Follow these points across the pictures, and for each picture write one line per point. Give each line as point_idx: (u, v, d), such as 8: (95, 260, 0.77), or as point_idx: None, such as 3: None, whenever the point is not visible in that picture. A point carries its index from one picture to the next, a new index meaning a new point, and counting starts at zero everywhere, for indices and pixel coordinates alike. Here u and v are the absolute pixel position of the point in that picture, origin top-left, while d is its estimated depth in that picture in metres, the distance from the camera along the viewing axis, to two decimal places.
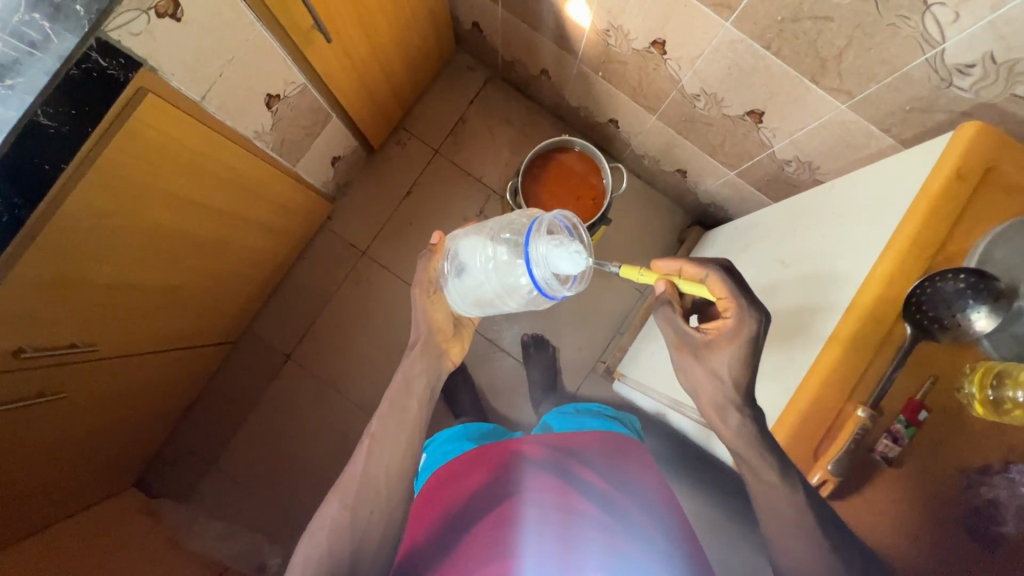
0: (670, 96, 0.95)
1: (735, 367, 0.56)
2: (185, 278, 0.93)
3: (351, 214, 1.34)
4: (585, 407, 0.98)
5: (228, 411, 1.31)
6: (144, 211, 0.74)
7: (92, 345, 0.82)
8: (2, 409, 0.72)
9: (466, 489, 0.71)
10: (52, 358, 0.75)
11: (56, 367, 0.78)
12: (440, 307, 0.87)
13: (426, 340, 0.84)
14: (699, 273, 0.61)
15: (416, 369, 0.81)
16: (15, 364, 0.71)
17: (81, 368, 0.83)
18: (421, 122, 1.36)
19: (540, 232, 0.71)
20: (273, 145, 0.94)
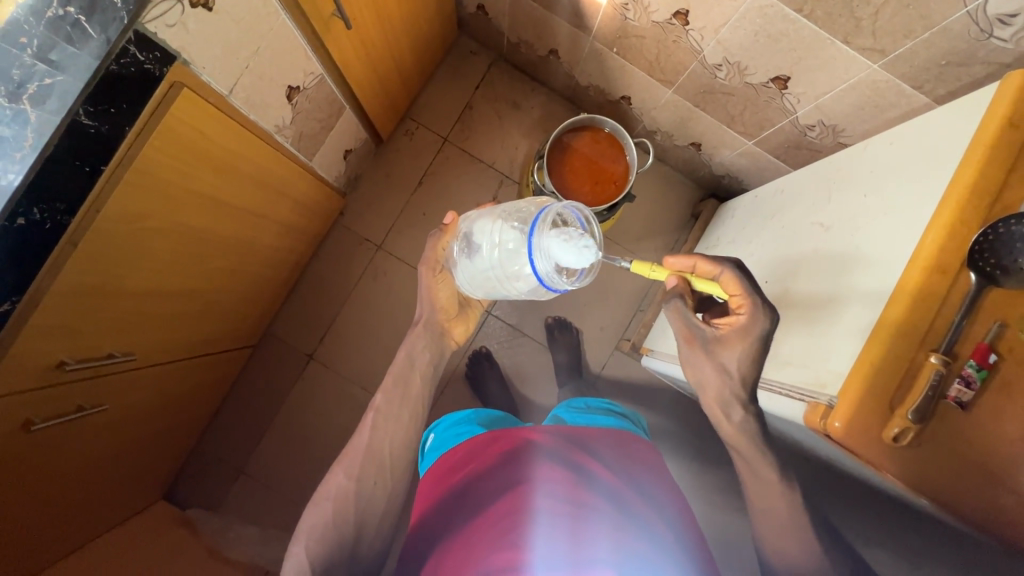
0: (690, 68, 0.95)
1: (744, 362, 0.67)
2: (210, 281, 0.91)
3: (363, 209, 1.32)
4: (594, 400, 0.93)
5: (253, 416, 1.29)
6: (176, 214, 0.72)
7: (129, 354, 0.80)
8: (51, 424, 0.71)
9: (475, 471, 0.69)
10: (92, 369, 0.73)
11: (96, 379, 0.76)
12: (445, 286, 0.84)
13: (428, 320, 0.82)
14: (715, 273, 0.70)
15: (422, 350, 0.80)
16: (58, 378, 0.69)
17: (117, 378, 0.81)
18: (428, 111, 1.34)
19: (546, 224, 0.67)
20: (292, 139, 0.92)
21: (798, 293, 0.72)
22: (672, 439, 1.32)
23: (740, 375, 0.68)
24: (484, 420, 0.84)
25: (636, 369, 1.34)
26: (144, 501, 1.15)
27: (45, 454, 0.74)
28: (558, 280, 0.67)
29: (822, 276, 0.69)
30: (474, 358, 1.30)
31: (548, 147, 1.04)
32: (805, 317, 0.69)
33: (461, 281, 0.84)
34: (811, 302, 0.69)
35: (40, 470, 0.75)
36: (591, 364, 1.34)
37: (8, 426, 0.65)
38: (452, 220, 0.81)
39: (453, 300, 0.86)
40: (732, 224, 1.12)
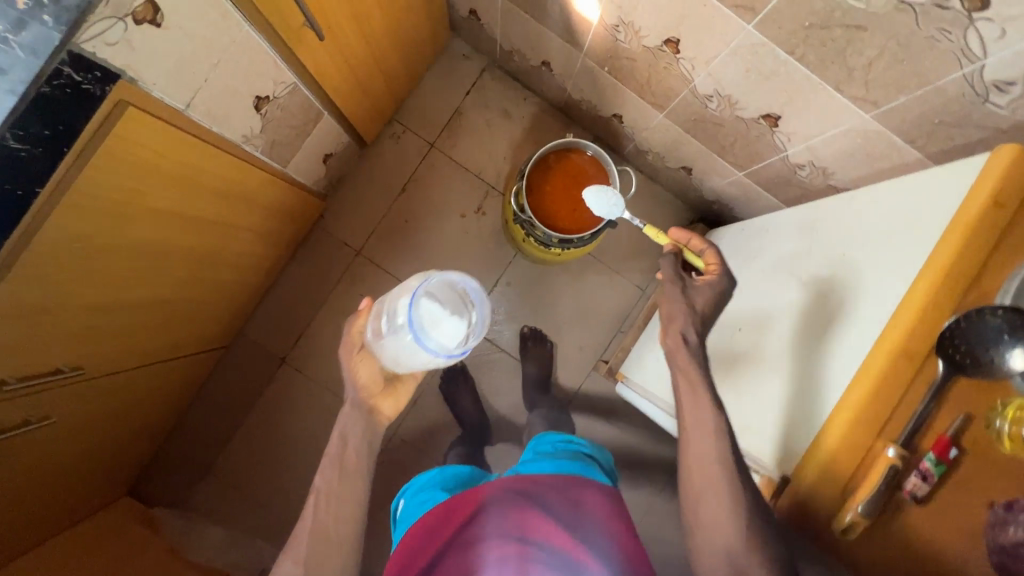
0: (681, 95, 0.91)
1: (706, 304, 0.68)
2: (172, 292, 0.88)
3: (344, 213, 1.29)
4: (566, 438, 0.85)
5: (222, 416, 1.28)
6: (127, 230, 0.69)
7: (78, 368, 0.78)
8: None
9: (431, 559, 0.65)
10: (37, 386, 0.72)
11: (42, 394, 0.74)
12: (365, 367, 0.80)
13: (353, 401, 0.78)
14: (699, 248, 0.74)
15: (354, 427, 0.77)
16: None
17: (68, 390, 0.79)
18: (416, 115, 1.30)
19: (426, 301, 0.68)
20: (263, 147, 0.89)
21: (769, 365, 0.66)
22: (644, 462, 1.32)
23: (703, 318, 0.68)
24: (449, 482, 0.80)
25: (613, 390, 1.32)
26: (107, 498, 1.14)
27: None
28: (452, 348, 0.68)
29: (798, 356, 0.62)
30: (449, 371, 1.28)
31: (530, 167, 1.00)
32: (776, 402, 0.63)
33: (376, 361, 0.80)
34: (785, 387, 0.63)
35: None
36: (568, 383, 1.32)
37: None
38: (367, 305, 0.79)
39: (384, 375, 0.81)
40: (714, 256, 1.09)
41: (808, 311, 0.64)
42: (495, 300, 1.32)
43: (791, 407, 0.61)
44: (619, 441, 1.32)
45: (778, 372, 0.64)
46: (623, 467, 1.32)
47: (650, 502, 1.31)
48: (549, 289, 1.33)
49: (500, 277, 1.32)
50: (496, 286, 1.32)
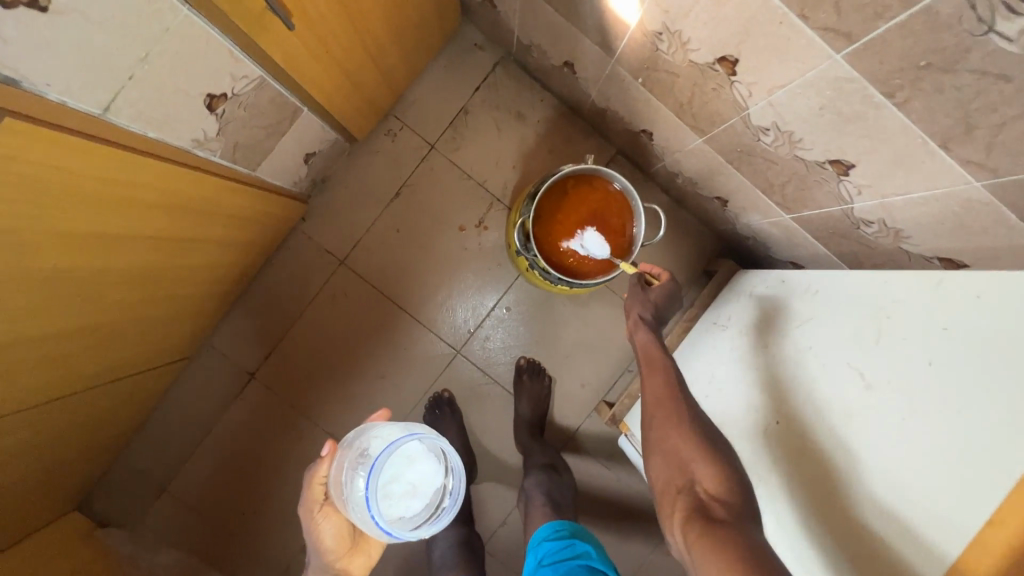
0: (728, 123, 0.76)
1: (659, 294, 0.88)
2: (107, 316, 0.75)
3: (330, 216, 1.15)
4: (568, 546, 0.80)
5: (184, 431, 1.16)
6: (34, 260, 0.56)
7: None
8: None
9: None
10: None
11: None
12: (330, 527, 0.76)
13: (318, 566, 0.76)
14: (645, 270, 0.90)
15: None
16: None
17: None
18: (417, 111, 1.15)
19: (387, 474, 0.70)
20: (222, 151, 0.75)
21: (798, 492, 0.67)
22: (642, 514, 1.20)
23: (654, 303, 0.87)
24: None
25: (614, 434, 1.19)
26: (53, 516, 1.04)
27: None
28: (412, 526, 0.71)
29: (832, 503, 0.63)
30: (435, 402, 1.15)
31: (545, 189, 0.88)
32: (798, 535, 0.66)
33: (343, 522, 0.78)
34: (813, 529, 0.64)
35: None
36: (565, 423, 1.19)
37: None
38: (330, 451, 0.72)
39: (349, 532, 0.79)
40: (737, 303, 0.96)
41: (863, 439, 0.60)
42: (491, 325, 1.18)
43: (814, 552, 0.63)
44: (617, 490, 1.19)
45: (809, 510, 0.65)
46: (618, 518, 1.20)
47: (644, 557, 1.19)
48: (552, 317, 1.19)
49: (499, 301, 1.18)
50: (492, 309, 1.18)
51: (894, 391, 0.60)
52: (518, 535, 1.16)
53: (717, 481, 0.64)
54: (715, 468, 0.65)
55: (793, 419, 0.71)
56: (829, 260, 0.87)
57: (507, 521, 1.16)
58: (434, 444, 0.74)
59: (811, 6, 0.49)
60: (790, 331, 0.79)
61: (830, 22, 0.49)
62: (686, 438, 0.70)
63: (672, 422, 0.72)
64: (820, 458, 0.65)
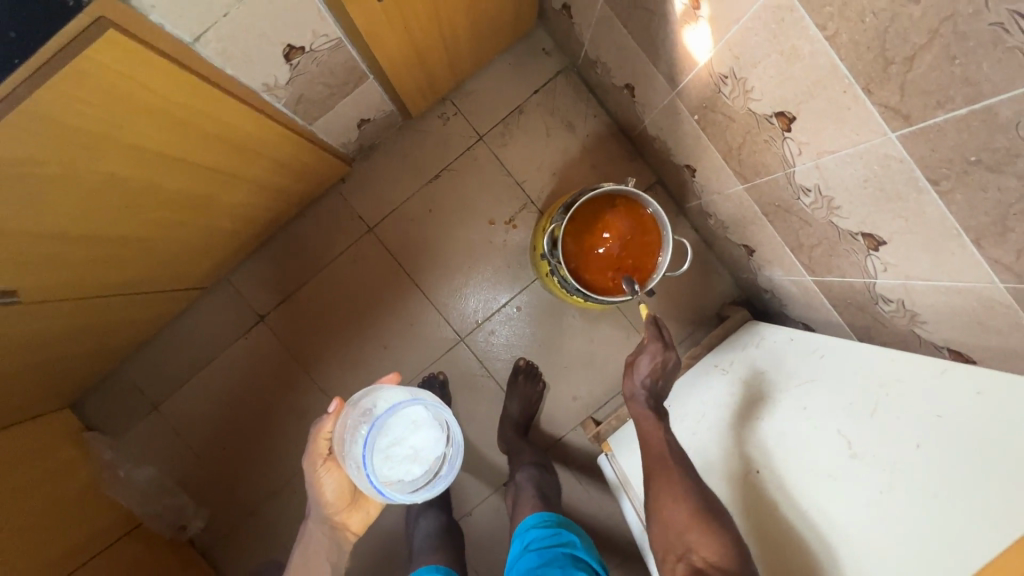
0: (772, 176, 0.77)
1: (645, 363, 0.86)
2: (146, 231, 0.79)
3: (368, 183, 1.19)
4: (561, 537, 0.80)
5: (186, 357, 1.20)
6: (100, 165, 0.60)
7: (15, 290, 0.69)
8: None
9: None
10: None
11: None
12: (331, 483, 0.81)
13: (318, 519, 0.82)
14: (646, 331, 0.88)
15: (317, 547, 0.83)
16: None
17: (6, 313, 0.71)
18: (474, 100, 1.18)
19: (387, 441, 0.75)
20: (287, 100, 0.78)
21: (767, 541, 0.71)
22: (605, 538, 1.21)
23: (640, 376, 0.86)
24: None
25: (594, 454, 1.21)
26: (48, 410, 1.08)
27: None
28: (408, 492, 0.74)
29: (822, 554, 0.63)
30: (428, 382, 1.17)
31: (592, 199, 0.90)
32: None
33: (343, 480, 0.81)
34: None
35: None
36: (550, 431, 1.21)
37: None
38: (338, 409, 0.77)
39: (347, 493, 0.83)
40: (740, 351, 0.98)
41: (859, 498, 0.62)
42: (499, 322, 1.21)
43: None
44: (585, 508, 1.21)
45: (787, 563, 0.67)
46: None
47: None
48: (559, 327, 1.21)
49: (511, 300, 1.20)
50: (502, 308, 1.20)
51: (877, 468, 0.62)
52: (481, 531, 1.18)
53: (714, 548, 0.67)
54: (712, 538, 0.68)
55: (771, 474, 0.74)
56: (842, 327, 0.88)
57: (473, 512, 1.18)
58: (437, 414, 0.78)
59: (877, 82, 0.51)
60: (784, 386, 0.80)
61: (891, 100, 0.50)
62: (680, 506, 0.72)
63: (668, 488, 0.74)
64: (792, 516, 0.69)
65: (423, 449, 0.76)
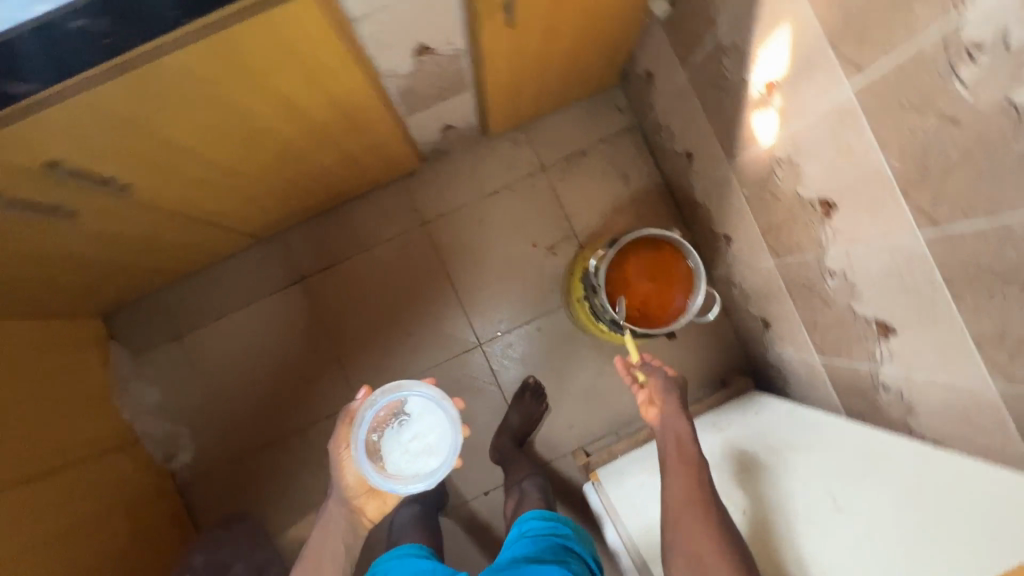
0: (804, 256, 0.86)
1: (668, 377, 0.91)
2: (244, 168, 0.88)
3: (432, 183, 1.29)
4: (558, 529, 0.82)
5: (221, 297, 1.26)
6: (244, 98, 0.69)
7: (129, 189, 0.78)
8: (18, 205, 0.69)
9: None
10: (86, 184, 0.71)
11: (86, 193, 0.73)
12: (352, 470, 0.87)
13: (339, 498, 0.88)
14: (646, 367, 0.92)
15: (335, 523, 0.88)
16: (50, 176, 0.67)
17: (110, 204, 0.79)
18: (544, 135, 1.30)
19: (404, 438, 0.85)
20: (398, 90, 0.89)
21: None
22: None
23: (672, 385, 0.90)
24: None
25: (577, 486, 1.24)
26: (82, 317, 1.15)
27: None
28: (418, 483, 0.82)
29: None
30: None
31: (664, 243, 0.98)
32: None
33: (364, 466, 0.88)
34: None
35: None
36: (540, 453, 1.24)
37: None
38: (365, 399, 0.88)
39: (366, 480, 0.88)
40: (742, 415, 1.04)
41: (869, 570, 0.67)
42: (518, 337, 1.27)
43: None
44: None
45: None
46: None
47: None
48: (573, 356, 1.27)
49: (534, 320, 1.27)
50: (525, 325, 1.27)
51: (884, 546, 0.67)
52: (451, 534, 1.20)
53: None
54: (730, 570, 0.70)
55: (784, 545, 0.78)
56: (840, 410, 0.94)
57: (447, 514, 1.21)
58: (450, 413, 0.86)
59: (915, 186, 0.60)
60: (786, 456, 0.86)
61: (923, 204, 0.60)
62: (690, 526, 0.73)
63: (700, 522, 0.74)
64: None
65: (438, 445, 0.85)
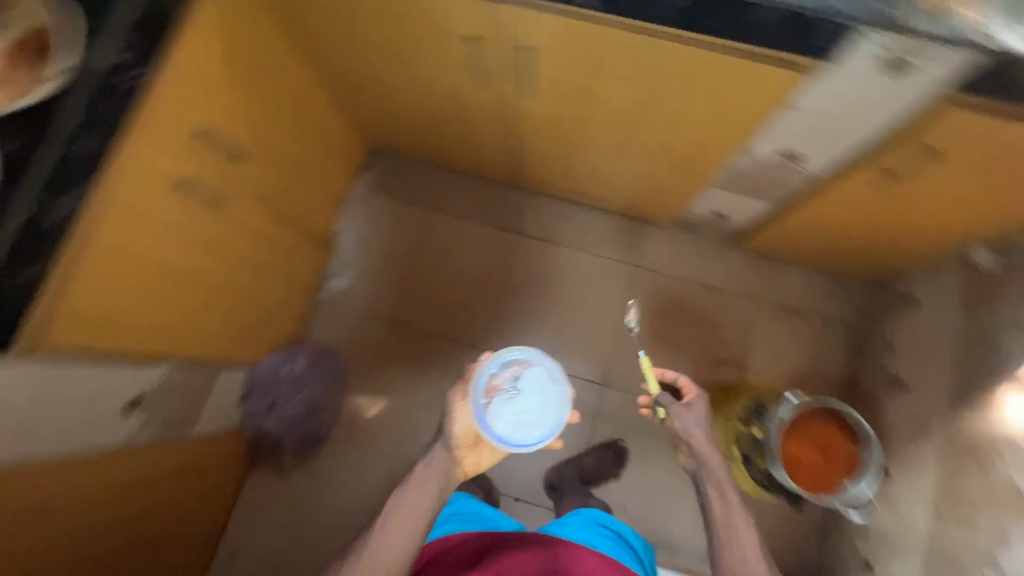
0: (968, 537, 0.84)
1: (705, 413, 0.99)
2: (587, 135, 1.05)
3: (662, 243, 1.42)
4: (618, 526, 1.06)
5: (453, 200, 1.45)
6: (663, 95, 0.85)
7: (524, 92, 0.96)
8: (469, 54, 0.89)
9: None
10: (515, 69, 0.90)
11: (506, 74, 0.92)
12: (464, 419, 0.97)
13: (447, 443, 0.97)
14: (678, 413, 0.98)
15: (438, 465, 0.95)
16: (510, 51, 0.85)
17: (502, 92, 0.98)
18: (774, 277, 1.40)
19: (514, 404, 0.92)
20: (736, 167, 1.02)
21: None
22: None
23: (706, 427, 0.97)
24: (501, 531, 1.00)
25: None
26: (359, 137, 1.36)
27: (438, 57, 0.92)
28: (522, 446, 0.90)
29: None
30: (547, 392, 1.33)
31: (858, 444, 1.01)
32: None
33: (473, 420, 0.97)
34: None
35: (418, 55, 0.93)
36: None
37: (464, 29, 0.82)
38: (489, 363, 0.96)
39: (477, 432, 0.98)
40: None
41: None
42: (636, 404, 1.34)
43: None
44: None
45: None
46: None
47: None
48: (665, 455, 1.32)
49: None
50: (648, 399, 1.34)
51: None
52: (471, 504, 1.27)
53: None
54: None
55: None
56: None
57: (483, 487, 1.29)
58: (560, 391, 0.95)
59: None
60: None
61: None
62: None
63: None
64: None
65: (544, 415, 0.92)
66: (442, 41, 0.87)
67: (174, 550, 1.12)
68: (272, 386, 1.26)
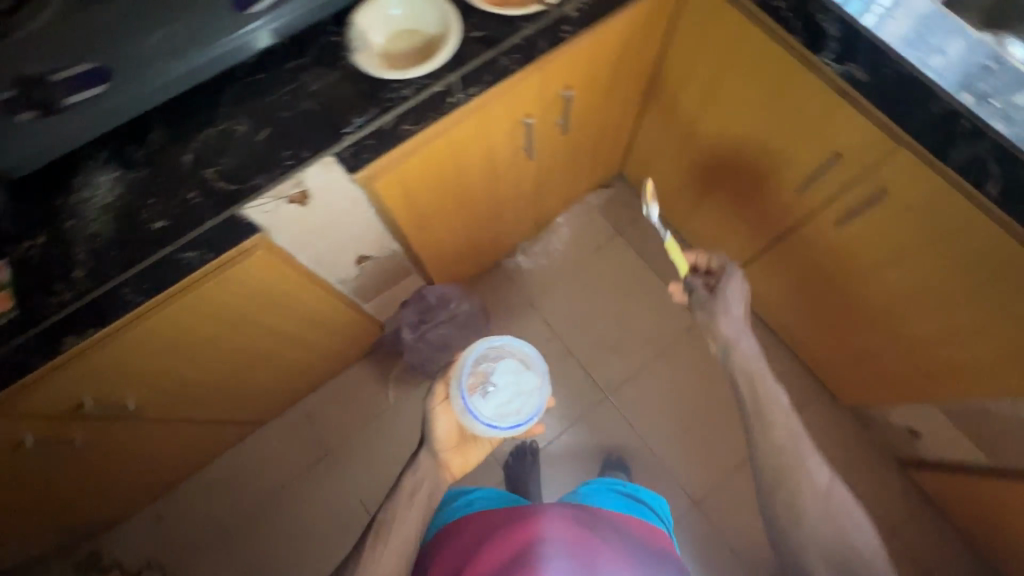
0: None
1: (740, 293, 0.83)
2: (848, 295, 1.04)
3: (828, 418, 1.33)
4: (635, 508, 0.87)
5: (659, 256, 1.47)
6: (979, 306, 0.84)
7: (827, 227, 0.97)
8: (812, 166, 0.92)
9: None
10: (841, 203, 0.92)
11: (825, 202, 0.94)
12: (445, 421, 0.85)
13: (429, 446, 0.82)
14: (705, 300, 0.84)
15: (427, 472, 0.79)
16: (855, 188, 0.88)
17: (805, 212, 0.99)
18: (923, 524, 1.26)
19: (471, 390, 0.85)
20: (986, 409, 0.94)
21: None
22: None
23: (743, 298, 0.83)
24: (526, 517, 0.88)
25: None
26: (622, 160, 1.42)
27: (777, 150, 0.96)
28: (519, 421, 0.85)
29: None
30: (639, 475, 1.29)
31: None
32: None
33: (456, 418, 0.85)
34: None
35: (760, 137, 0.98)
36: None
37: (832, 143, 0.87)
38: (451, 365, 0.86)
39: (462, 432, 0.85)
40: None
41: None
42: (714, 546, 1.26)
43: None
44: None
45: None
46: None
47: None
48: None
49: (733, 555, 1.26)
50: (730, 548, 1.26)
51: None
52: None
53: None
54: None
55: None
56: None
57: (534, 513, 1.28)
58: (524, 354, 0.94)
59: None
60: None
61: None
62: None
63: None
64: None
65: (528, 388, 0.89)
66: (799, 141, 0.91)
67: (217, 414, 1.12)
68: (435, 311, 1.30)
